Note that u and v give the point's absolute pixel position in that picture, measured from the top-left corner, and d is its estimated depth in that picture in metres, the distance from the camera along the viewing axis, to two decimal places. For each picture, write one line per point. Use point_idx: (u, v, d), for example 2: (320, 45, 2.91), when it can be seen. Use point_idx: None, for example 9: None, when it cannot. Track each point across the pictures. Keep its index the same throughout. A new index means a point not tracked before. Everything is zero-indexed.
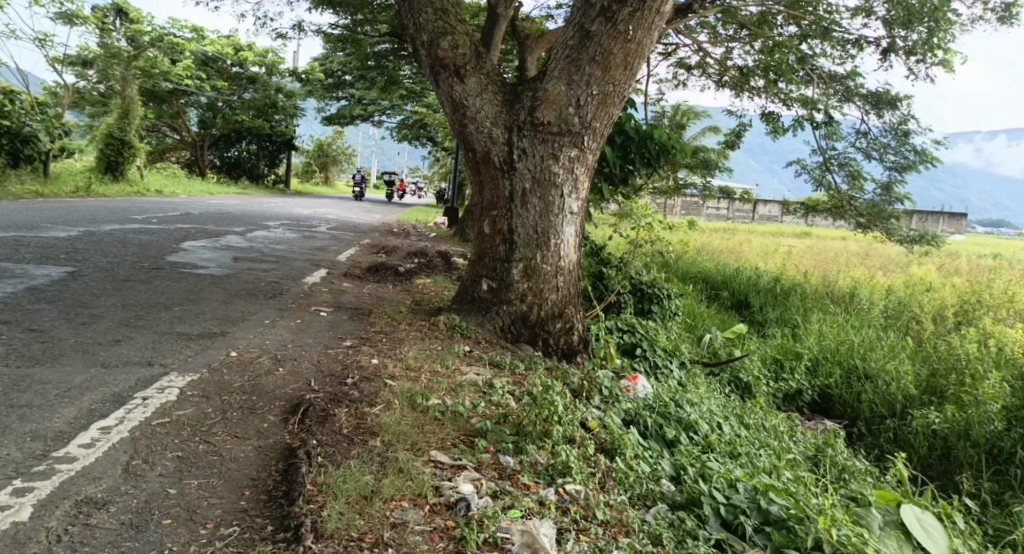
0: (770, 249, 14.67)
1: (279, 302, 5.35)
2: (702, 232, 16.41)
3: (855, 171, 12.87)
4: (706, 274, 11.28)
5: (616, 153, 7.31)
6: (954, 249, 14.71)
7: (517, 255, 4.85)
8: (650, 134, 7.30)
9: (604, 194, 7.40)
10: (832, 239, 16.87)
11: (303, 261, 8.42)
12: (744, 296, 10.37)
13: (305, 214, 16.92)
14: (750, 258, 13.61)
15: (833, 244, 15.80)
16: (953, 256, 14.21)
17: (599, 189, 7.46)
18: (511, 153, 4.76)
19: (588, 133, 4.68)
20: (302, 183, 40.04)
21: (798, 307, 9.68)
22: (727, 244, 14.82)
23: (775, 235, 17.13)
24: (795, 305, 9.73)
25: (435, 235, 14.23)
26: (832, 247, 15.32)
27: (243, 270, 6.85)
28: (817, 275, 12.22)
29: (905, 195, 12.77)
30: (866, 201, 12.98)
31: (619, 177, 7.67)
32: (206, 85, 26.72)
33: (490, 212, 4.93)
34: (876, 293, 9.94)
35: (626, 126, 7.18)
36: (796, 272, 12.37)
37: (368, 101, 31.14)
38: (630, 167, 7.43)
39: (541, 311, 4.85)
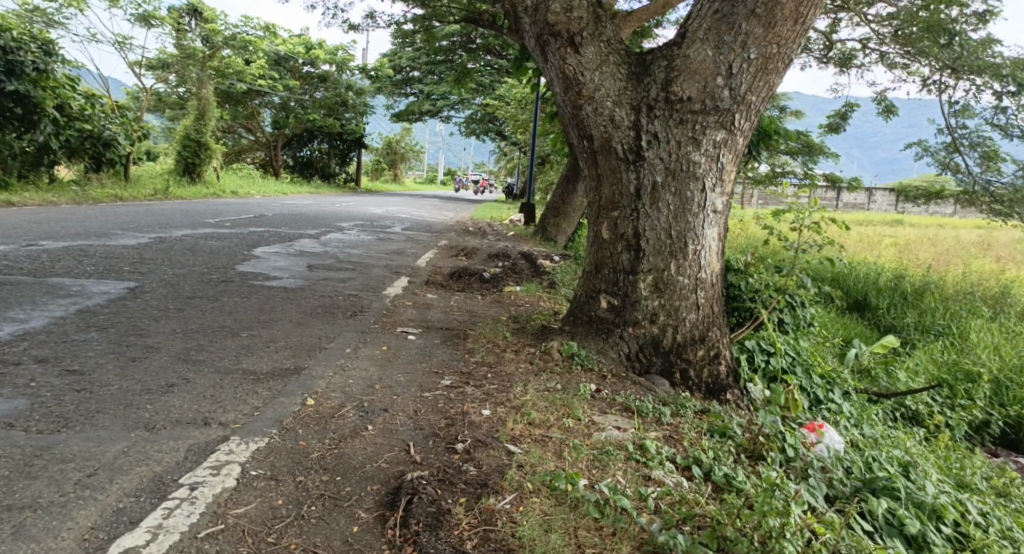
0: (873, 239, 13.14)
1: (361, 323, 4.59)
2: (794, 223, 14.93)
3: (990, 151, 11.34)
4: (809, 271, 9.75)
5: None
6: None
7: (646, 264, 3.96)
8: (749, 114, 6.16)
9: None
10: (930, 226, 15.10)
11: (381, 267, 7.74)
12: (859, 293, 8.95)
13: (378, 214, 16.43)
14: (856, 251, 12.13)
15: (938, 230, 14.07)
16: None
17: None
18: (637, 138, 3.88)
19: (739, 109, 3.73)
20: (371, 181, 40.11)
21: (930, 312, 8.29)
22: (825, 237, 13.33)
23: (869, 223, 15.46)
24: (925, 309, 8.33)
25: (515, 234, 13.46)
26: (944, 235, 13.60)
27: (319, 280, 6.17)
28: (937, 268, 10.70)
29: None
30: (1004, 185, 11.38)
31: None
32: (279, 84, 26.81)
33: (611, 212, 4.07)
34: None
35: None
36: (916, 265, 10.86)
37: (438, 96, 30.90)
38: None
39: (677, 335, 3.92)
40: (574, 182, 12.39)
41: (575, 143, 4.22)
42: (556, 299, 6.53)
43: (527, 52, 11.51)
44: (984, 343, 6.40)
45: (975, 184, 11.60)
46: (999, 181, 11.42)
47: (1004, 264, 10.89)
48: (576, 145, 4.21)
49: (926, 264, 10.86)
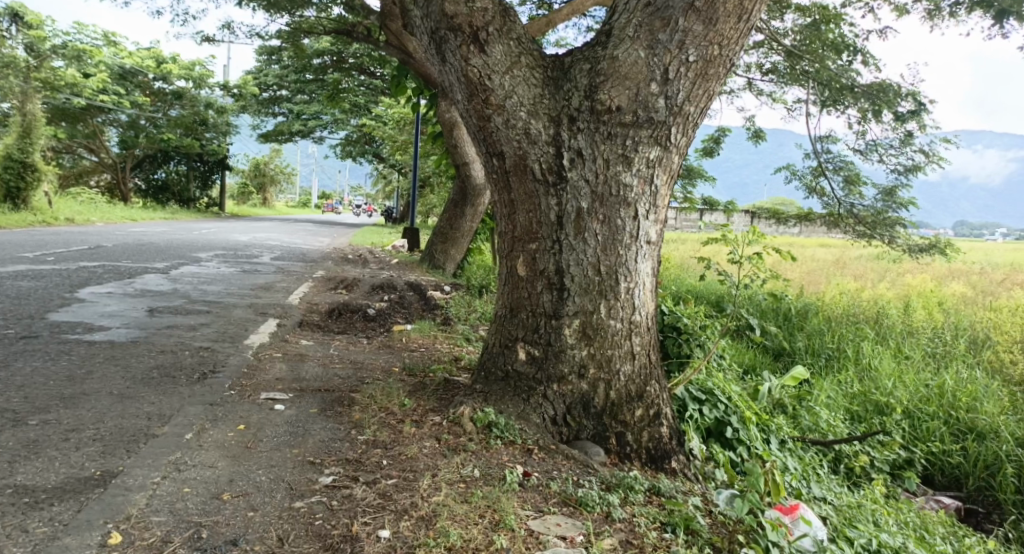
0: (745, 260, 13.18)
1: (212, 388, 3.61)
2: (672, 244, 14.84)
3: (853, 176, 11.71)
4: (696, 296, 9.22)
5: None
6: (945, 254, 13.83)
7: (572, 306, 3.29)
8: None
9: None
10: None
11: (244, 306, 6.68)
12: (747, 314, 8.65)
13: (243, 242, 14.97)
14: None
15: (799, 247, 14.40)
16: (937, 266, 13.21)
17: None
18: (557, 155, 3.22)
19: (676, 122, 3.14)
20: (238, 205, 37.54)
21: (818, 334, 8.14)
22: None
23: None
24: (812, 330, 8.17)
25: (398, 262, 12.59)
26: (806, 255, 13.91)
27: (161, 329, 5.10)
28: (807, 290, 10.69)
29: (909, 201, 11.61)
30: (866, 207, 11.79)
31: None
32: (125, 101, 24.40)
33: (527, 243, 3.38)
34: (898, 313, 8.52)
35: None
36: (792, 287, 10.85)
37: (309, 116, 29.45)
38: None
39: (610, 392, 3.25)
40: (461, 205, 11.67)
41: (482, 161, 3.52)
42: (456, 342, 5.75)
43: (405, 69, 10.75)
44: (883, 372, 6.18)
45: (840, 207, 12.00)
46: (862, 204, 11.82)
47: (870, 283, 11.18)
48: (484, 163, 3.50)
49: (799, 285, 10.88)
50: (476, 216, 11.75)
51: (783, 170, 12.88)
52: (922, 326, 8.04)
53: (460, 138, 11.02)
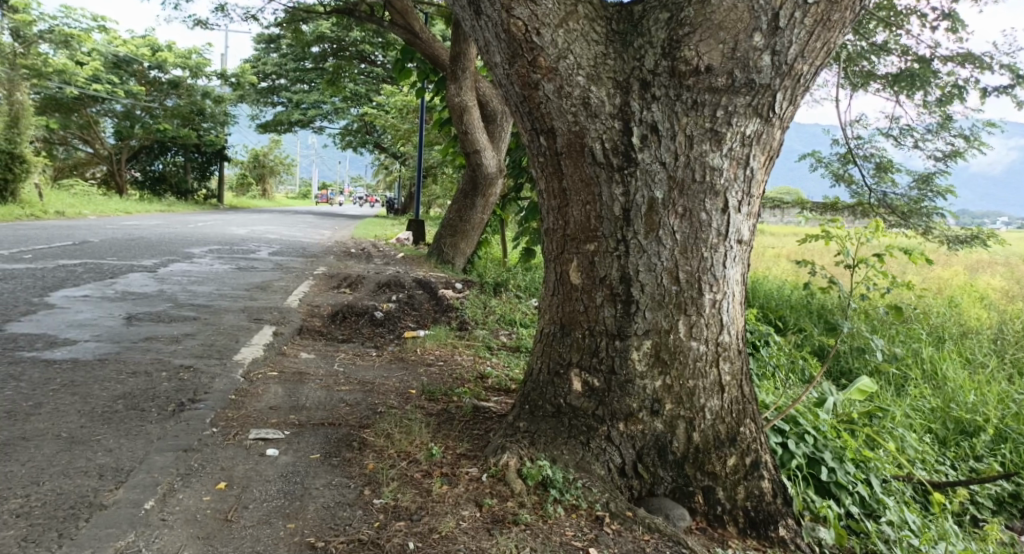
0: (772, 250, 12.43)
1: (190, 425, 2.90)
2: None
3: (885, 162, 10.77)
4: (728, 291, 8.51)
5: None
6: None
7: (642, 324, 2.61)
8: None
9: None
10: None
11: (238, 309, 6.02)
12: (774, 312, 7.73)
13: (241, 235, 14.29)
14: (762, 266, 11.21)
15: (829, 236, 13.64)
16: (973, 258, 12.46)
17: None
18: (624, 133, 2.52)
19: (784, 85, 2.41)
20: (237, 197, 36.86)
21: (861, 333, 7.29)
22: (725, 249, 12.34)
23: None
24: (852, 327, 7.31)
25: (404, 256, 11.90)
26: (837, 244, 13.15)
27: (139, 341, 4.43)
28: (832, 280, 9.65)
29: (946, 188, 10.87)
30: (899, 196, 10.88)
31: None
32: (119, 90, 23.67)
33: (583, 244, 2.70)
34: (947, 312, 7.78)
35: None
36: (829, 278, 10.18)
37: (308, 105, 28.69)
38: None
39: (694, 434, 2.56)
40: (471, 196, 10.94)
41: (525, 141, 2.82)
42: (476, 353, 5.05)
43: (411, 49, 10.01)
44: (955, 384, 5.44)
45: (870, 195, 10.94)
46: (894, 192, 10.90)
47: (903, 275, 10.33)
48: (528, 143, 2.81)
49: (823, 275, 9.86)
50: (487, 208, 11.06)
51: (810, 156, 12.10)
52: (981, 327, 7.29)
53: (470, 124, 10.26)
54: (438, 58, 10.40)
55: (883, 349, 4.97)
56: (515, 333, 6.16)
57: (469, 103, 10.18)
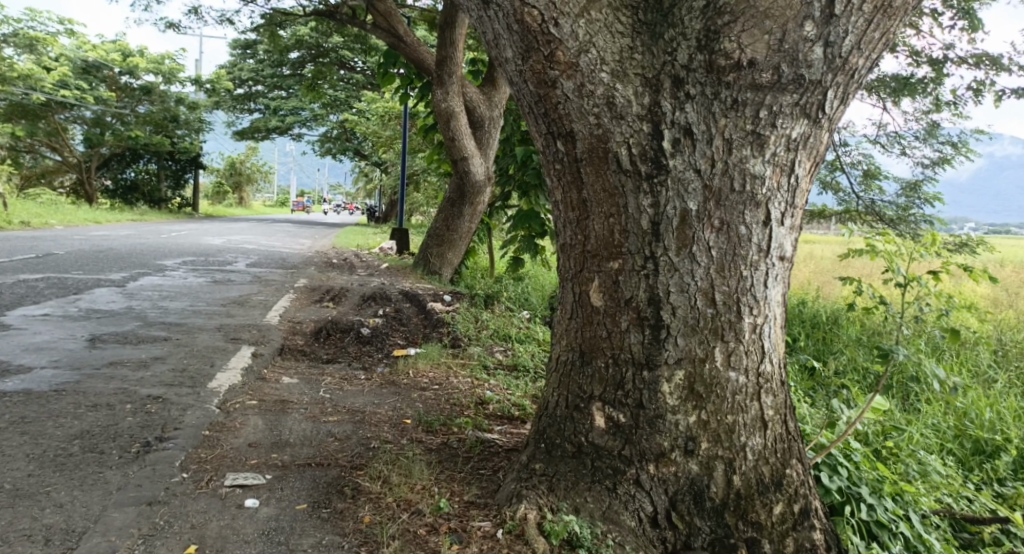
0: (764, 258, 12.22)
1: (156, 471, 2.53)
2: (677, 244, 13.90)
3: (873, 169, 10.63)
4: None
5: None
6: None
7: (672, 352, 2.32)
8: None
9: None
10: None
11: (212, 327, 5.63)
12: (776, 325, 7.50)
13: (217, 246, 13.82)
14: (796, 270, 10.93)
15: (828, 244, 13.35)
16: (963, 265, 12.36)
17: None
18: (654, 136, 2.24)
19: (836, 81, 2.14)
20: (213, 205, 36.16)
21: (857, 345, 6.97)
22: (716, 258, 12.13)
23: None
24: (849, 339, 7.01)
25: (387, 266, 11.54)
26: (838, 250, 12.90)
27: (102, 367, 4.04)
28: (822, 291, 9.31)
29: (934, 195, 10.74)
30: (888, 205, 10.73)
31: None
32: (89, 96, 23.02)
33: (605, 262, 2.41)
34: None
35: None
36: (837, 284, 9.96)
37: (286, 112, 28.19)
38: None
39: (734, 477, 2.27)
40: (457, 205, 10.62)
41: (538, 146, 2.54)
42: (473, 375, 4.71)
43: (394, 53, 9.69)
44: (967, 399, 5.22)
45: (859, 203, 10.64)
46: (882, 200, 10.69)
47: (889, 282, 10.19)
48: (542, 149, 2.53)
49: (813, 286, 9.53)
50: (474, 218, 10.74)
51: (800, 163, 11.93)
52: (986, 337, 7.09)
53: (456, 130, 9.97)
54: (422, 63, 10.08)
55: (958, 386, 3.89)
56: (511, 351, 5.85)
57: (455, 109, 9.91)
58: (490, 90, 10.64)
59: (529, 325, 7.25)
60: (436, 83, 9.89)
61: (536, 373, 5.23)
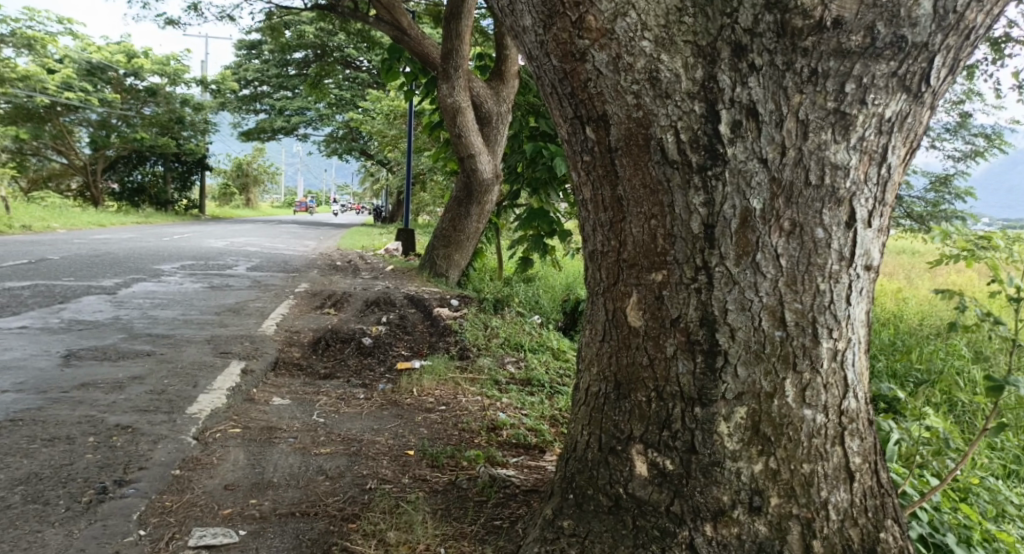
0: None
1: (108, 528, 2.14)
2: None
3: None
4: None
5: None
6: None
7: (731, 385, 1.88)
8: None
9: None
10: None
11: (202, 339, 5.22)
12: None
13: (219, 248, 13.44)
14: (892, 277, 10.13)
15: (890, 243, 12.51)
16: None
17: None
18: (708, 118, 1.81)
19: (947, 43, 1.69)
20: (220, 207, 35.92)
21: (889, 352, 6.54)
22: None
23: None
24: (881, 345, 6.58)
25: (392, 269, 11.15)
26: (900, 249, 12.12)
27: (71, 389, 3.63)
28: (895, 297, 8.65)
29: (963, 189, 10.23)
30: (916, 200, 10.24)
31: None
32: (93, 98, 22.74)
33: (645, 274, 1.98)
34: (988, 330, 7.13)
35: None
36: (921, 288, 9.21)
37: (291, 112, 27.86)
38: None
39: (815, 540, 1.83)
40: (464, 205, 10.19)
41: (563, 135, 2.13)
42: (483, 392, 4.30)
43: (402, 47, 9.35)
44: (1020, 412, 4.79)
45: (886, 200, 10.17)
46: (909, 195, 10.19)
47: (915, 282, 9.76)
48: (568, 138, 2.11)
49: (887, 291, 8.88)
50: (482, 217, 10.31)
51: None
52: None
53: (464, 127, 9.56)
54: (428, 56, 9.64)
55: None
56: (523, 362, 5.45)
57: (462, 104, 9.50)
58: (497, 85, 10.18)
59: (542, 332, 6.86)
60: (442, 77, 9.47)
61: (552, 387, 4.83)
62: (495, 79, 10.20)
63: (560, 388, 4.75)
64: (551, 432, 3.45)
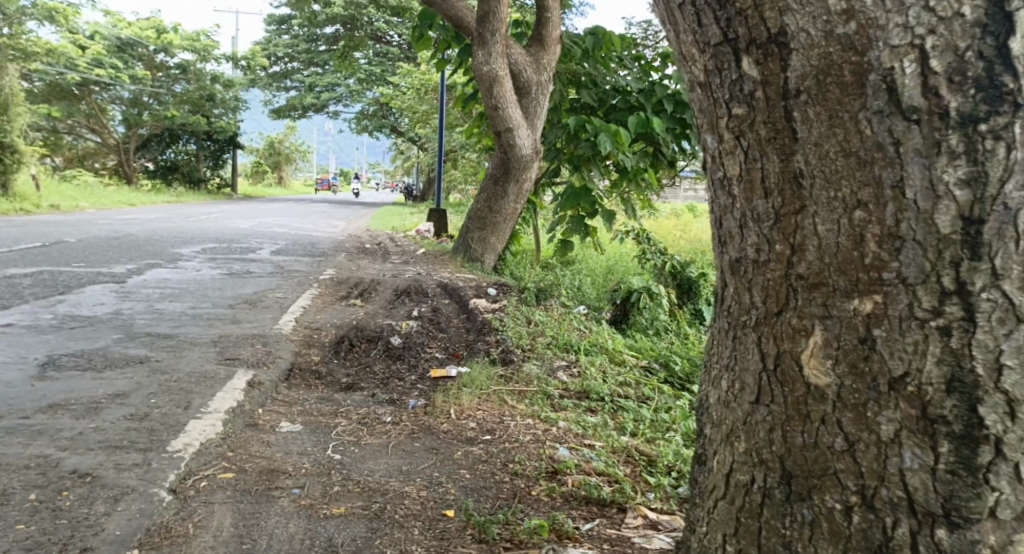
0: None
1: None
2: None
3: None
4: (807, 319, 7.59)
5: None
6: None
7: (1007, 467, 1.19)
8: None
9: None
10: None
11: (209, 339, 4.57)
12: None
13: (245, 229, 12.90)
14: None
15: None
16: None
17: None
18: (988, 28, 1.14)
19: None
20: (252, 186, 35.67)
21: None
22: None
23: None
24: None
25: (424, 252, 10.48)
26: None
27: (35, 414, 2.97)
28: None
29: None
30: None
31: None
32: (124, 75, 22.31)
33: (835, 307, 1.30)
34: None
35: None
36: None
37: (321, 88, 27.24)
38: None
39: None
40: (501, 182, 9.40)
41: (699, 79, 1.43)
42: (532, 412, 3.57)
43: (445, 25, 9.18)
44: None
45: None
46: None
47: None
48: (705, 83, 1.41)
49: None
50: (520, 197, 9.51)
51: None
52: None
53: (500, 97, 8.74)
54: (462, 21, 8.84)
55: None
56: (577, 370, 4.69)
57: (499, 73, 8.69)
58: (537, 52, 9.29)
59: (592, 329, 6.11)
60: (478, 42, 8.65)
61: (613, 402, 4.08)
62: (535, 45, 9.32)
63: (622, 402, 4.00)
64: (629, 482, 2.68)
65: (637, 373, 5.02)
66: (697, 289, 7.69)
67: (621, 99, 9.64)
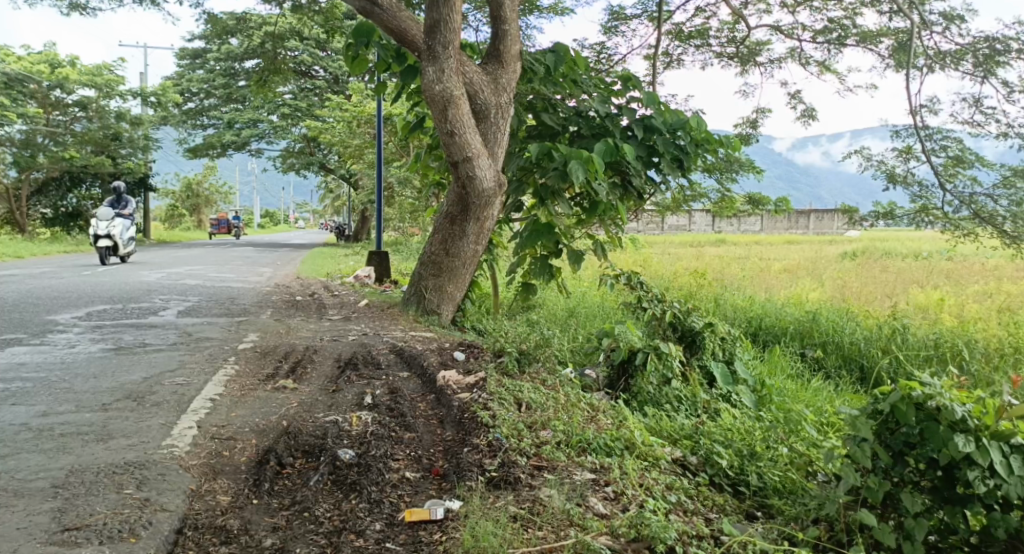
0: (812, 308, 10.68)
1: None
2: (701, 291, 12.31)
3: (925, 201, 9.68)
4: (808, 395, 6.47)
5: (892, 442, 2.95)
6: (972, 287, 12.50)
7: None
8: (943, 392, 2.89)
9: (926, 455, 2.87)
10: (835, 289, 13.24)
11: (52, 483, 2.93)
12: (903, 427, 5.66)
13: (148, 283, 11.02)
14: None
15: (938, 297, 11.68)
16: (975, 294, 12.00)
17: (901, 472, 2.93)
18: None
19: None
20: (167, 231, 33.07)
21: None
22: (748, 306, 10.67)
23: (769, 290, 13.47)
24: None
25: (367, 303, 8.95)
26: (963, 300, 11.15)
27: None
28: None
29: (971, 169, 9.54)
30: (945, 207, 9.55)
31: (902, 447, 2.93)
32: (11, 113, 19.90)
33: None
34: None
35: (936, 404, 2.85)
36: None
37: (242, 125, 25.34)
38: (918, 441, 2.89)
39: None
40: (458, 221, 7.97)
41: None
42: None
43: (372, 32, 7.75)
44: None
45: (929, 197, 9.75)
46: (978, 191, 9.43)
47: (887, 321, 9.27)
48: None
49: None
50: (481, 236, 8.09)
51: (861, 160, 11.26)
52: None
53: (457, 121, 7.40)
54: (406, 33, 7.47)
55: None
56: (614, 491, 3.27)
57: (455, 93, 7.37)
58: (495, 69, 8.02)
59: (598, 407, 4.73)
60: (427, 57, 7.31)
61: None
62: (492, 62, 8.05)
63: None
64: None
65: (684, 479, 3.68)
66: (703, 342, 6.43)
67: (584, 125, 8.52)
